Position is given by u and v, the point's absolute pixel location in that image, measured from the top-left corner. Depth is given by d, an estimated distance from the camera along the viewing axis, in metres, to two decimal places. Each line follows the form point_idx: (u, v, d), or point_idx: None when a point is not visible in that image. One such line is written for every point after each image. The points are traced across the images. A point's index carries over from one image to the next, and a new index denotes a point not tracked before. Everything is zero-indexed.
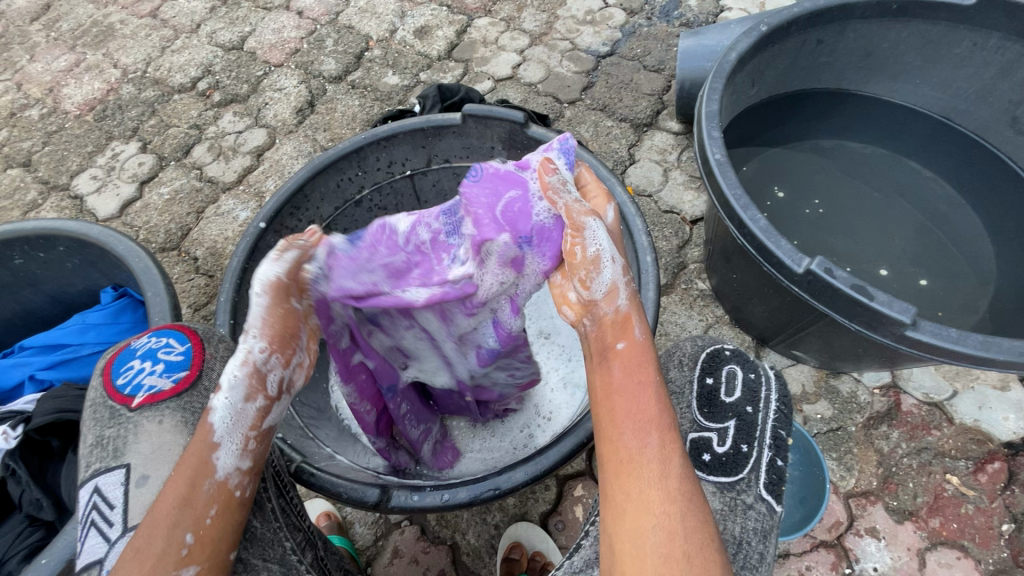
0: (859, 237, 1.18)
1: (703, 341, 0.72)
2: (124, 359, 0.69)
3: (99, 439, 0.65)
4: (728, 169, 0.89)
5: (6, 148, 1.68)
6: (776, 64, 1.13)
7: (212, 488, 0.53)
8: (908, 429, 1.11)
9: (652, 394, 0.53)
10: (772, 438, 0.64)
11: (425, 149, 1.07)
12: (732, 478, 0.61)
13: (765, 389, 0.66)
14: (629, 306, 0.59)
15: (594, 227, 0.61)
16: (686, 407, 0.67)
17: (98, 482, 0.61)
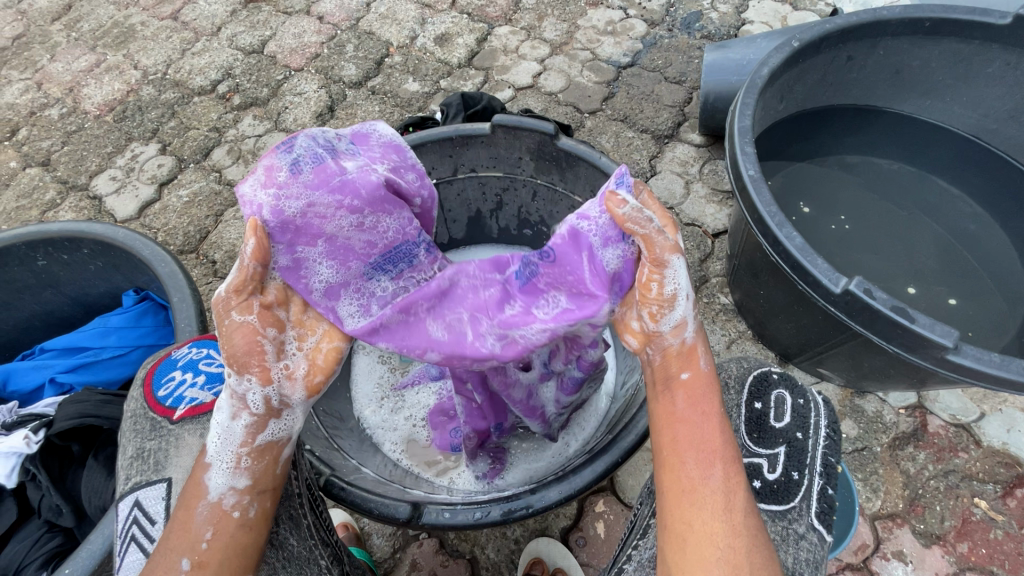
0: (885, 254, 1.17)
1: (749, 364, 0.70)
2: (164, 369, 0.69)
3: (139, 452, 0.64)
4: (762, 185, 0.88)
5: (26, 147, 1.68)
6: (805, 79, 1.12)
7: (206, 508, 0.58)
8: (935, 450, 1.09)
9: (716, 426, 0.58)
10: (822, 465, 0.62)
11: (452, 158, 1.06)
12: (783, 507, 0.61)
13: (815, 415, 0.65)
14: (698, 338, 0.63)
15: (677, 264, 0.60)
16: (735, 431, 0.65)
17: (139, 496, 0.61)
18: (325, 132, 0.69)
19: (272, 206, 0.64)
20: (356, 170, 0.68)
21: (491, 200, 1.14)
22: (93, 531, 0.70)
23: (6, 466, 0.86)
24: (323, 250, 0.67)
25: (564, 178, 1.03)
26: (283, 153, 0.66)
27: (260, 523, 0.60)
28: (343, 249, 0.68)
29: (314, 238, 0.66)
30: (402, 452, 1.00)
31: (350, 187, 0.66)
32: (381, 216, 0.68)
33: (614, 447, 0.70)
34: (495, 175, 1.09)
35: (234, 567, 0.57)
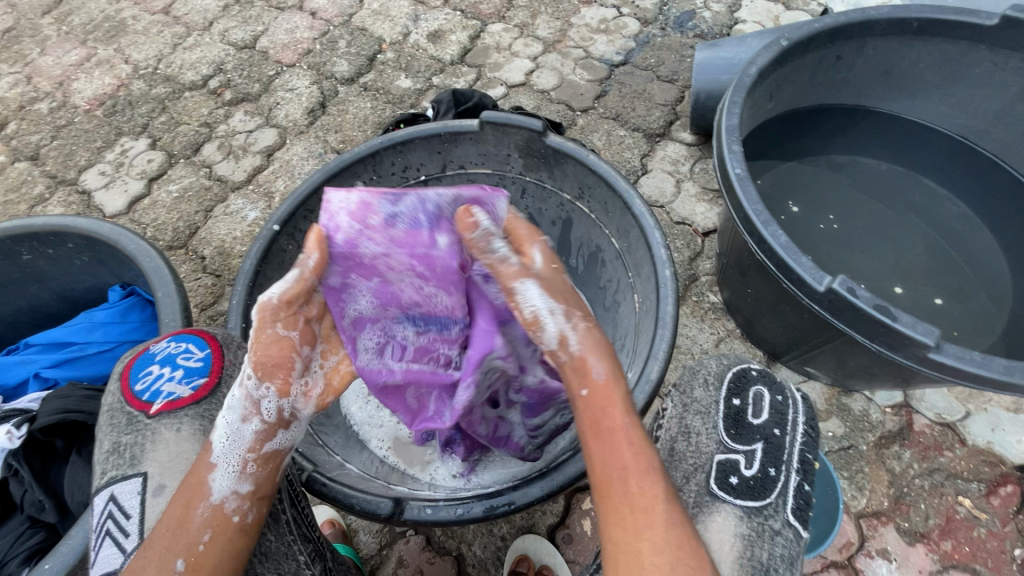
0: (872, 254, 1.17)
1: (728, 361, 0.69)
2: (143, 363, 0.68)
3: (116, 446, 0.64)
4: (748, 184, 0.88)
5: (15, 141, 1.67)
6: (794, 79, 1.13)
7: (205, 511, 0.56)
8: (920, 449, 1.10)
9: (627, 440, 0.56)
10: (799, 461, 0.62)
11: (441, 154, 1.06)
12: (760, 503, 0.60)
13: (793, 411, 0.65)
14: (591, 346, 0.62)
15: (525, 287, 0.63)
16: (713, 427, 0.64)
17: (114, 490, 0.60)
18: (441, 194, 0.69)
19: (350, 238, 0.66)
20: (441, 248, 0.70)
21: None
22: (73, 526, 0.70)
23: None
24: (374, 288, 0.70)
25: (552, 175, 1.04)
26: (389, 197, 0.68)
27: (255, 529, 0.59)
28: (391, 295, 0.72)
29: (368, 275, 0.69)
30: (389, 449, 1.00)
31: (428, 258, 0.70)
32: (441, 290, 0.73)
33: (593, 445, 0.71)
34: (484, 172, 1.09)
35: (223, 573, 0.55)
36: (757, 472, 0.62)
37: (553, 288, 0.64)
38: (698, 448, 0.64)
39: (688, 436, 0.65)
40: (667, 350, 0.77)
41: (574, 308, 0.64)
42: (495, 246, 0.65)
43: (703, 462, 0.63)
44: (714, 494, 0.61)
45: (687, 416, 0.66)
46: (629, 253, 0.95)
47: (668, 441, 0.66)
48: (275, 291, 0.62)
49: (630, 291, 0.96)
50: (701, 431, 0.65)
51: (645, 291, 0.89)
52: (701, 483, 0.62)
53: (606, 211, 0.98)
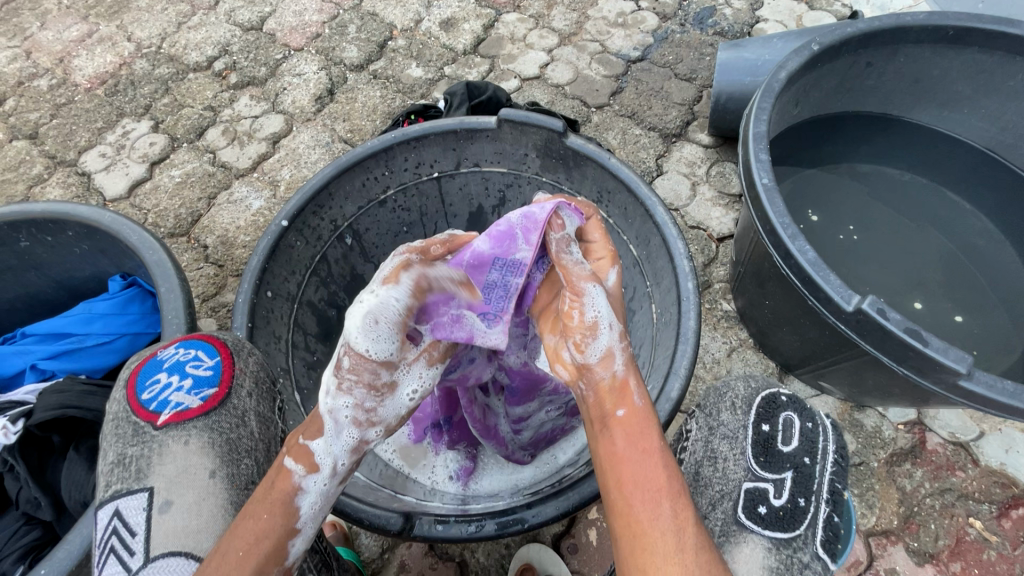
0: (893, 268, 1.15)
1: (757, 384, 0.73)
2: (150, 371, 0.66)
3: (121, 457, 0.62)
4: (775, 195, 0.85)
5: (13, 118, 1.62)
6: (822, 84, 1.09)
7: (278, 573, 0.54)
8: (932, 468, 1.08)
9: (660, 461, 0.54)
10: (829, 491, 0.63)
11: (455, 151, 1.03)
12: (789, 534, 0.62)
13: (822, 439, 0.66)
14: (626, 370, 0.61)
15: (594, 293, 0.63)
16: (741, 454, 0.67)
17: (120, 504, 0.59)
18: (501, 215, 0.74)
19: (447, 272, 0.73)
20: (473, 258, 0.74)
21: (494, 197, 1.10)
22: (70, 531, 0.68)
23: None
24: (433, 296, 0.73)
25: (570, 177, 1.00)
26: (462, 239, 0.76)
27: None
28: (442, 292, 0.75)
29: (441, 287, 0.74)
30: (394, 453, 0.98)
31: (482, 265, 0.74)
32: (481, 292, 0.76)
33: None
34: (499, 171, 1.05)
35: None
36: (785, 501, 0.64)
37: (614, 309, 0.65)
38: (725, 474, 0.67)
39: (715, 461, 0.68)
40: (689, 365, 0.75)
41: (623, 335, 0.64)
42: (572, 252, 0.69)
43: (730, 489, 0.66)
44: (742, 524, 0.64)
45: (713, 441, 0.70)
46: (648, 262, 0.92)
47: (693, 466, 0.70)
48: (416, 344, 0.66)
49: (647, 300, 0.94)
50: (728, 457, 0.68)
51: (665, 302, 0.87)
52: (728, 511, 0.65)
53: (625, 216, 0.95)
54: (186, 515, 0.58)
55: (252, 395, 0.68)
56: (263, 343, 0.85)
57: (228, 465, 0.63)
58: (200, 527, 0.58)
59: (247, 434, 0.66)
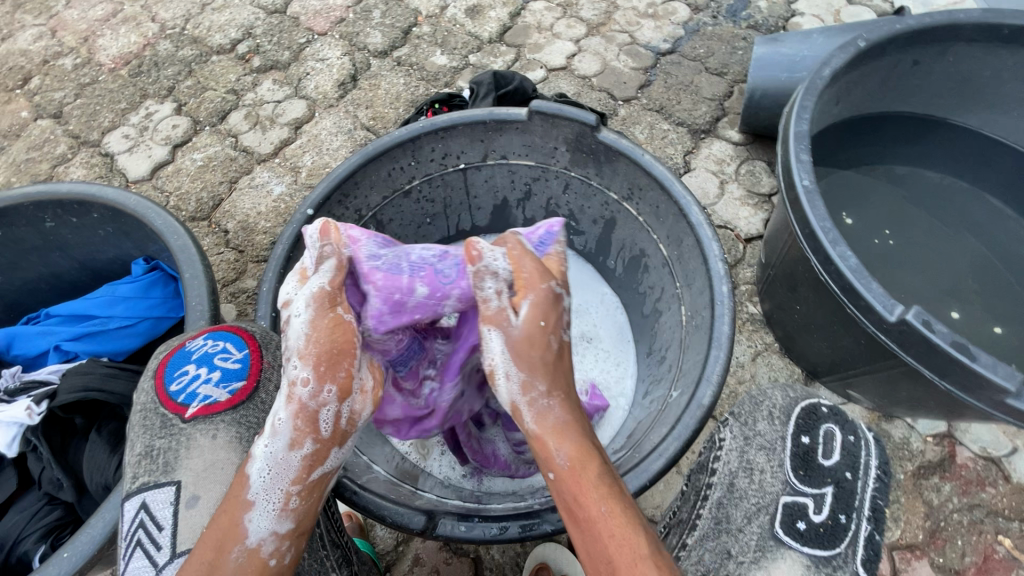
0: (929, 275, 1.11)
1: (795, 395, 0.71)
2: (178, 362, 0.66)
3: (149, 449, 0.62)
4: (816, 198, 0.82)
5: (38, 97, 1.62)
6: (865, 82, 1.05)
7: (240, 552, 0.53)
8: (961, 483, 1.05)
9: (605, 527, 0.52)
10: (869, 509, 0.63)
11: (482, 143, 1.00)
12: (828, 552, 0.62)
13: (865, 454, 0.66)
14: (547, 427, 0.58)
15: (490, 336, 0.62)
16: (779, 466, 0.66)
17: (146, 498, 0.59)
18: (429, 252, 0.74)
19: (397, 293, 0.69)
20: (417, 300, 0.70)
21: (519, 190, 1.08)
22: (92, 515, 0.68)
23: (7, 434, 0.84)
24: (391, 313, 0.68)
25: (600, 172, 0.98)
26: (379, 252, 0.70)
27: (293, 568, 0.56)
28: (395, 307, 0.68)
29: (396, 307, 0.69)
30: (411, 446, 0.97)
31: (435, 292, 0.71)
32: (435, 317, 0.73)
33: (642, 470, 0.70)
34: (527, 164, 1.03)
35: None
36: (825, 517, 0.63)
37: (526, 348, 0.61)
38: (762, 487, 0.66)
39: (751, 472, 0.66)
40: (722, 372, 0.73)
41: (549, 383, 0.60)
42: (488, 283, 0.63)
43: (768, 503, 0.65)
44: (780, 540, 0.63)
45: (749, 451, 0.67)
46: (679, 262, 0.90)
47: (726, 476, 0.67)
48: (323, 283, 0.60)
49: (676, 301, 0.92)
50: (766, 469, 0.66)
51: (695, 305, 0.85)
52: (766, 526, 0.64)
53: (656, 214, 0.93)
54: (214, 509, 0.59)
55: (280, 390, 0.69)
56: (287, 333, 0.84)
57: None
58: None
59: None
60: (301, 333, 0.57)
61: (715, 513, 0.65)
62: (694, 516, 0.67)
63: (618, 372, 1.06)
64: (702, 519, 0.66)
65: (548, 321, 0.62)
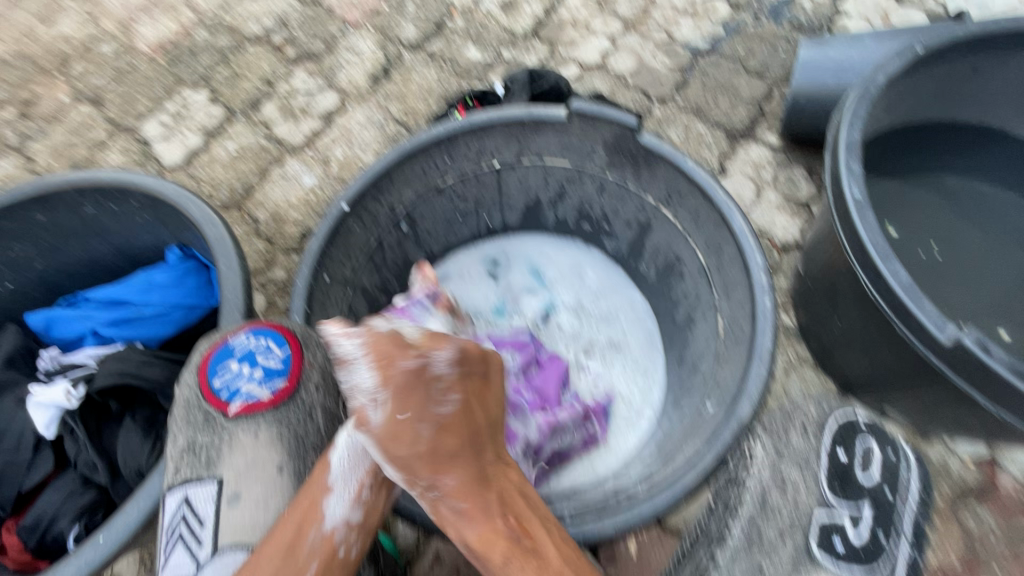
0: (977, 293, 1.06)
1: (830, 408, 0.73)
2: (221, 358, 0.66)
3: (191, 443, 0.65)
4: (867, 211, 0.78)
5: (78, 82, 1.65)
6: (920, 90, 1.01)
7: (316, 537, 0.58)
8: (1002, 510, 1.01)
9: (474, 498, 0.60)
10: (907, 525, 0.65)
11: (519, 142, 0.99)
12: (866, 569, 0.62)
13: (902, 470, 0.68)
14: (449, 509, 0.60)
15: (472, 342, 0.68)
16: (815, 482, 0.66)
17: (188, 493, 0.63)
18: None
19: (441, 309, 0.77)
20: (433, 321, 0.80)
21: (553, 191, 1.07)
22: (127, 502, 0.69)
23: (47, 417, 0.87)
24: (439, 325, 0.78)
25: (639, 176, 0.96)
26: None
27: (357, 563, 0.61)
28: None
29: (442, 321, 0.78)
30: None
31: None
32: None
33: (676, 485, 0.69)
34: (563, 165, 1.01)
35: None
36: (864, 539, 0.63)
37: (405, 434, 0.57)
38: (796, 503, 0.66)
39: (785, 488, 0.67)
40: (763, 389, 0.71)
41: (439, 464, 0.59)
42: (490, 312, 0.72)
43: (802, 519, 0.65)
44: (816, 554, 0.63)
45: (783, 466, 0.68)
46: (718, 272, 0.87)
47: (760, 490, 0.67)
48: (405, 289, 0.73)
49: (712, 311, 0.90)
50: (801, 485, 0.66)
51: (734, 317, 0.83)
52: (800, 541, 0.63)
53: (695, 221, 0.90)
54: (254, 508, 0.63)
55: (320, 390, 0.69)
56: (320, 328, 0.84)
57: (296, 459, 0.66)
58: (264, 521, 0.63)
59: (314, 429, 0.68)
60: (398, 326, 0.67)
61: (748, 530, 0.65)
62: (725, 533, 0.66)
63: (646, 382, 1.04)
64: (733, 533, 0.66)
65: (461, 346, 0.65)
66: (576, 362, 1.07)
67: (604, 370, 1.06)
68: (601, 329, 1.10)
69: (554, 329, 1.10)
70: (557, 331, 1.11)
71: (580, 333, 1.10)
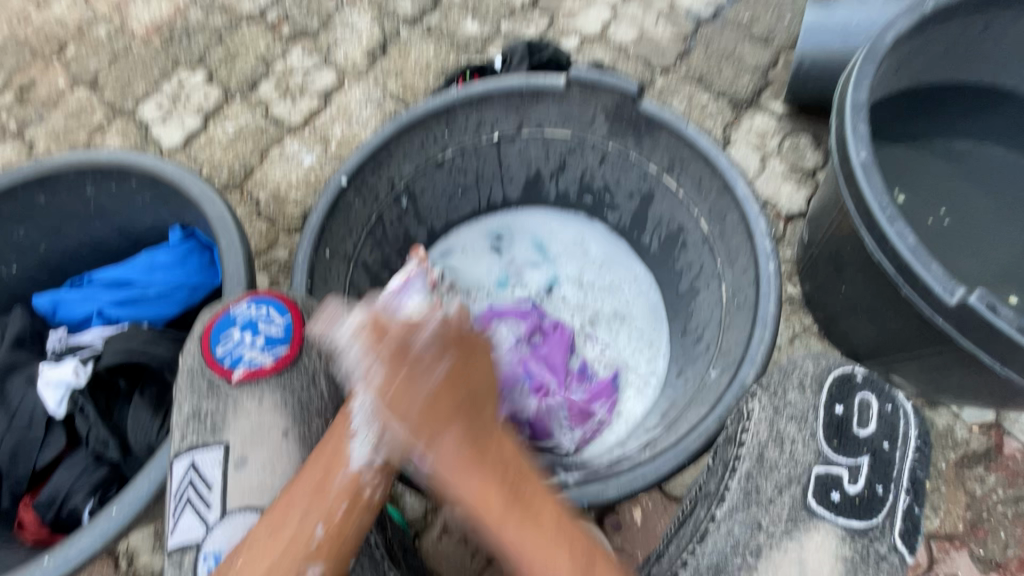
0: (986, 258, 1.05)
1: (828, 363, 0.71)
2: (223, 327, 0.68)
3: (196, 411, 0.66)
4: (874, 172, 0.77)
5: (74, 66, 1.64)
6: (930, 49, 0.98)
7: (344, 480, 0.57)
8: (1007, 474, 1.01)
9: (477, 484, 0.53)
10: (908, 481, 0.65)
11: (518, 112, 0.97)
12: (865, 524, 0.64)
13: (902, 424, 0.68)
14: (449, 467, 0.54)
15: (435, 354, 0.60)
16: (812, 437, 0.67)
17: (195, 458, 0.64)
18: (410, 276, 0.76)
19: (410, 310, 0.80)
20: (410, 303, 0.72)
21: (554, 162, 1.06)
22: (140, 473, 0.70)
23: (56, 394, 0.88)
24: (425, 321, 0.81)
25: (640, 144, 0.94)
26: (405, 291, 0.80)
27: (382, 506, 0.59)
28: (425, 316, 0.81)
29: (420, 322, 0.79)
30: None
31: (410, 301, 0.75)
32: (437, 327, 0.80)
33: (678, 450, 0.69)
34: (562, 135, 1.00)
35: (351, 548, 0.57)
36: (861, 488, 0.65)
37: (405, 395, 0.55)
38: (793, 458, 0.67)
39: (783, 444, 0.67)
40: (766, 353, 0.71)
41: (452, 421, 0.56)
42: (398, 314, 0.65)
43: (801, 473, 0.66)
44: (813, 509, 0.64)
45: (782, 423, 0.68)
46: (721, 239, 0.87)
47: (757, 447, 0.67)
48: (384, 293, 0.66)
49: (716, 279, 0.89)
50: (797, 439, 0.67)
51: (738, 283, 0.82)
52: (798, 496, 0.65)
53: (698, 188, 0.89)
54: (260, 470, 0.63)
55: (323, 356, 0.70)
56: (322, 303, 0.84)
57: (300, 425, 0.66)
58: (272, 484, 0.63)
59: (317, 395, 0.68)
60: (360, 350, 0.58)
61: (746, 485, 0.66)
62: (723, 488, 0.66)
63: (650, 351, 1.04)
64: (731, 490, 0.66)
65: (403, 370, 0.56)
66: (581, 334, 1.07)
67: (609, 343, 1.06)
68: (605, 301, 1.10)
69: (558, 302, 1.10)
70: (560, 304, 1.11)
71: (584, 306, 1.10)
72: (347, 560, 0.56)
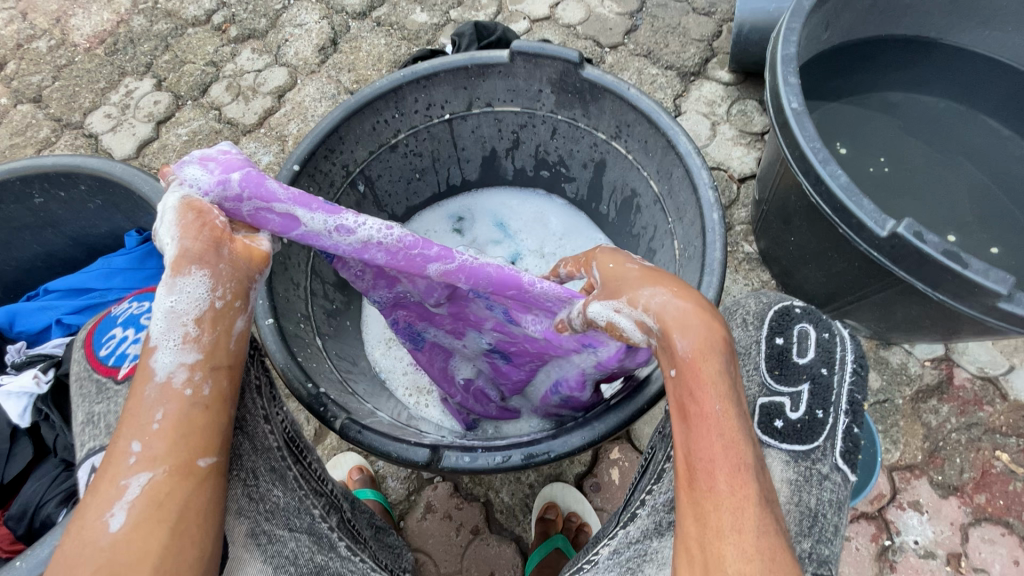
0: (926, 200, 1.09)
1: (769, 299, 0.72)
2: (107, 330, 0.71)
3: (89, 416, 0.63)
4: (806, 119, 0.81)
5: (15, 82, 1.59)
6: (854, 5, 1.03)
7: (154, 388, 0.46)
8: (959, 403, 1.07)
9: (715, 431, 0.44)
10: (847, 402, 0.65)
11: (467, 91, 0.99)
12: (806, 447, 0.64)
13: (840, 348, 0.67)
14: (691, 368, 0.47)
15: (191, 279, 0.49)
16: (755, 369, 0.68)
17: (93, 461, 0.59)
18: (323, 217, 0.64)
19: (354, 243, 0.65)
20: (270, 231, 0.60)
21: (507, 138, 1.07)
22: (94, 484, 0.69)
23: (18, 406, 0.87)
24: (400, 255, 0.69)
25: (588, 113, 0.97)
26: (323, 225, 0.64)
27: (221, 402, 0.48)
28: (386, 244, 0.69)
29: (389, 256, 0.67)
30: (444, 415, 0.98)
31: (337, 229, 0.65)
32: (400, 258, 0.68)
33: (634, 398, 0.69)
34: (513, 110, 1.02)
35: (188, 453, 0.45)
36: (803, 414, 0.66)
37: (686, 322, 0.49)
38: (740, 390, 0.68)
39: None
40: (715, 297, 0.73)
41: (696, 333, 0.48)
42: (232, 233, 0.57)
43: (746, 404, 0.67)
44: (761, 439, 0.65)
45: None
46: (670, 197, 0.89)
47: None
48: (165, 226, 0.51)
49: (668, 237, 0.92)
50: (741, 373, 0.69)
51: (688, 237, 0.85)
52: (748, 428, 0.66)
53: (645, 150, 0.92)
54: None
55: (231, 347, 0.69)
56: (283, 288, 0.83)
57: None
58: None
59: None
60: (169, 221, 0.52)
61: None
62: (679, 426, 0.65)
63: None
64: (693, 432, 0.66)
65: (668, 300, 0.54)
66: None
67: None
68: None
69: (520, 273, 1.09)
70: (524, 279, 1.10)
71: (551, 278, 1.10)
72: (188, 469, 0.45)
